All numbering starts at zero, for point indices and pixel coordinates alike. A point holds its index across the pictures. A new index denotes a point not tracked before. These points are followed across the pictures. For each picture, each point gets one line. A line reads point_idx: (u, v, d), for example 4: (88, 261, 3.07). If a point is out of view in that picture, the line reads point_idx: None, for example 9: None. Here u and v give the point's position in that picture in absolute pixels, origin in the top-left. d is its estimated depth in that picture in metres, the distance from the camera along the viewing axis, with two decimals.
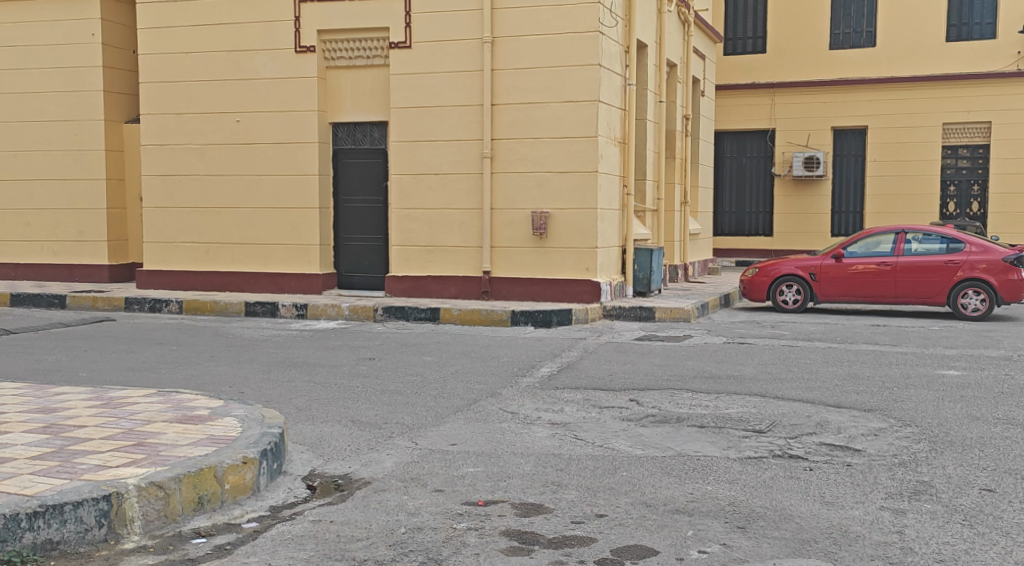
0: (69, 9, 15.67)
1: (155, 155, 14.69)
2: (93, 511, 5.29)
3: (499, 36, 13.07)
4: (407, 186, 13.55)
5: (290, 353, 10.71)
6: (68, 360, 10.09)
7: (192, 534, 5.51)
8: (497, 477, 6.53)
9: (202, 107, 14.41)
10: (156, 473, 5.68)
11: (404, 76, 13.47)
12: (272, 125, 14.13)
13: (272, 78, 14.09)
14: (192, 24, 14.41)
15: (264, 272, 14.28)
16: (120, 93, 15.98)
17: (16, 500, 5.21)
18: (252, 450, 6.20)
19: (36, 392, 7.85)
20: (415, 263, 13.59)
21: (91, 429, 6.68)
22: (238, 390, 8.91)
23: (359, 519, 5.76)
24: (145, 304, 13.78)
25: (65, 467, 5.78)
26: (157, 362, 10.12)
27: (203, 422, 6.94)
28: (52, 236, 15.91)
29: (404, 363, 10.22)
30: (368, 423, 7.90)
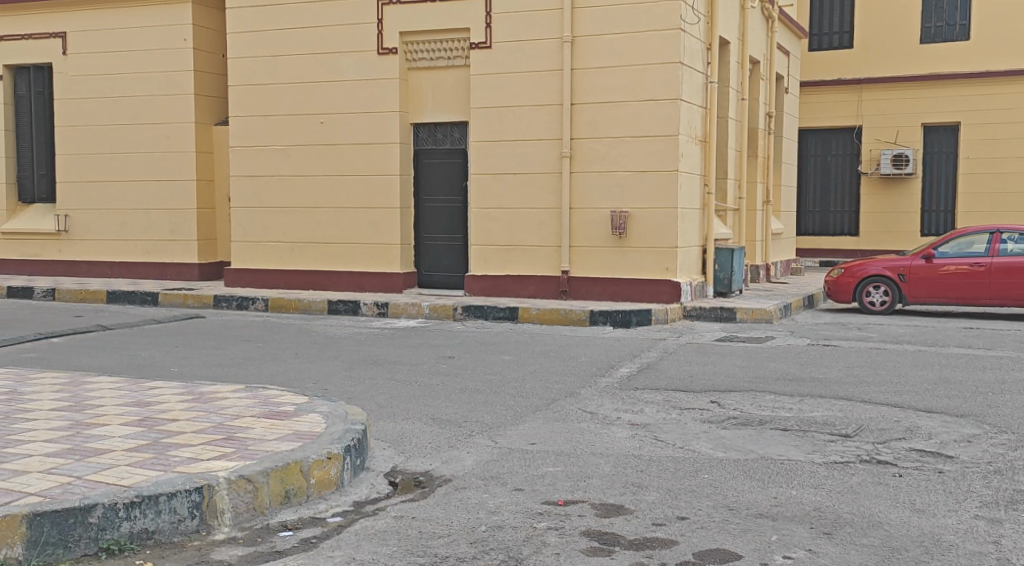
0: (162, 14, 16.07)
1: (242, 156, 14.98)
2: (186, 503, 5.41)
3: (580, 35, 13.06)
4: (487, 186, 13.61)
5: (373, 351, 10.83)
6: (161, 355, 10.35)
7: (279, 527, 5.61)
8: (576, 477, 6.53)
9: (288, 109, 14.66)
10: (245, 467, 5.80)
11: (486, 77, 13.53)
12: (355, 126, 14.30)
13: (355, 80, 14.27)
14: (278, 27, 14.66)
15: (346, 271, 14.47)
16: (210, 96, 16.34)
17: (115, 489, 5.35)
18: (337, 446, 6.29)
19: (132, 387, 8.06)
20: (495, 262, 13.64)
21: (183, 423, 6.84)
22: (323, 387, 9.04)
23: (441, 516, 5.80)
24: (233, 302, 14.05)
25: (158, 459, 5.93)
26: (245, 358, 10.32)
27: (289, 418, 7.06)
28: (144, 236, 16.34)
29: (483, 362, 10.27)
30: (448, 421, 7.96)
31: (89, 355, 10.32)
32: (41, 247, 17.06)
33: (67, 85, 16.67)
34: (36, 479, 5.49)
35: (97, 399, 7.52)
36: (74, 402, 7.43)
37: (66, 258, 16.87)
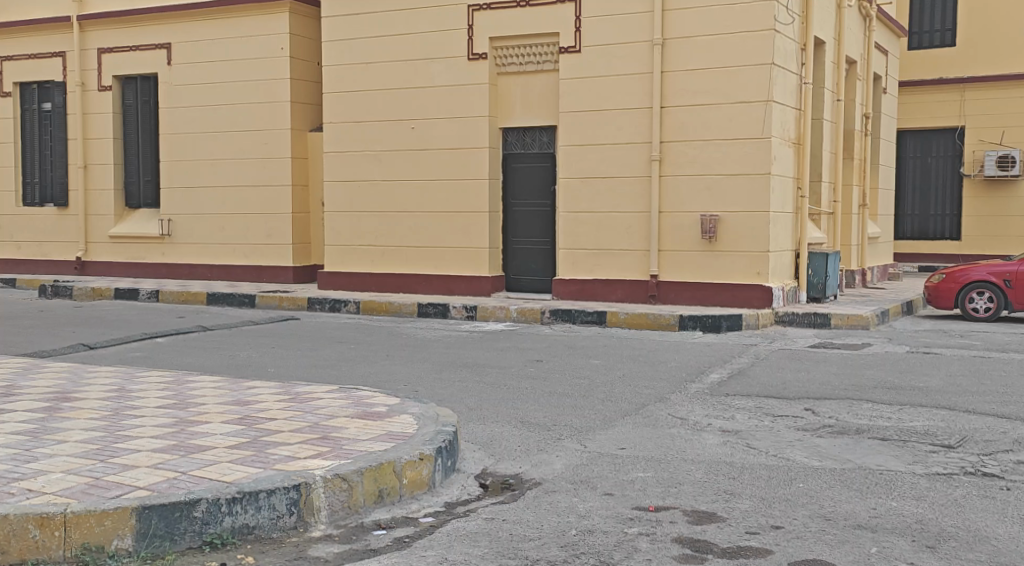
0: (261, 23, 16.42)
1: (336, 161, 15.23)
2: (284, 500, 5.49)
3: (670, 37, 12.97)
4: (576, 190, 13.61)
5: (462, 353, 10.90)
6: (258, 355, 10.56)
7: (373, 526, 5.67)
8: (667, 483, 6.47)
9: (380, 115, 14.85)
10: (340, 466, 5.88)
11: (575, 81, 13.53)
12: (445, 131, 14.41)
13: (445, 86, 14.38)
14: (371, 35, 14.86)
15: (436, 274, 14.59)
16: (306, 103, 16.62)
17: (217, 485, 5.46)
18: (428, 447, 6.34)
19: (232, 386, 8.24)
20: (583, 266, 13.64)
21: (281, 422, 6.96)
22: (412, 389, 9.12)
23: (531, 519, 5.80)
24: (326, 304, 14.26)
25: (258, 457, 6.04)
26: (338, 360, 10.47)
27: (381, 418, 7.14)
28: (242, 239, 16.71)
29: (572, 365, 10.25)
30: (537, 424, 7.96)
31: (191, 355, 10.58)
32: (145, 250, 17.58)
33: (171, 94, 17.14)
34: (144, 474, 5.64)
35: (199, 398, 7.70)
36: (179, 399, 7.63)
37: (169, 261, 17.35)
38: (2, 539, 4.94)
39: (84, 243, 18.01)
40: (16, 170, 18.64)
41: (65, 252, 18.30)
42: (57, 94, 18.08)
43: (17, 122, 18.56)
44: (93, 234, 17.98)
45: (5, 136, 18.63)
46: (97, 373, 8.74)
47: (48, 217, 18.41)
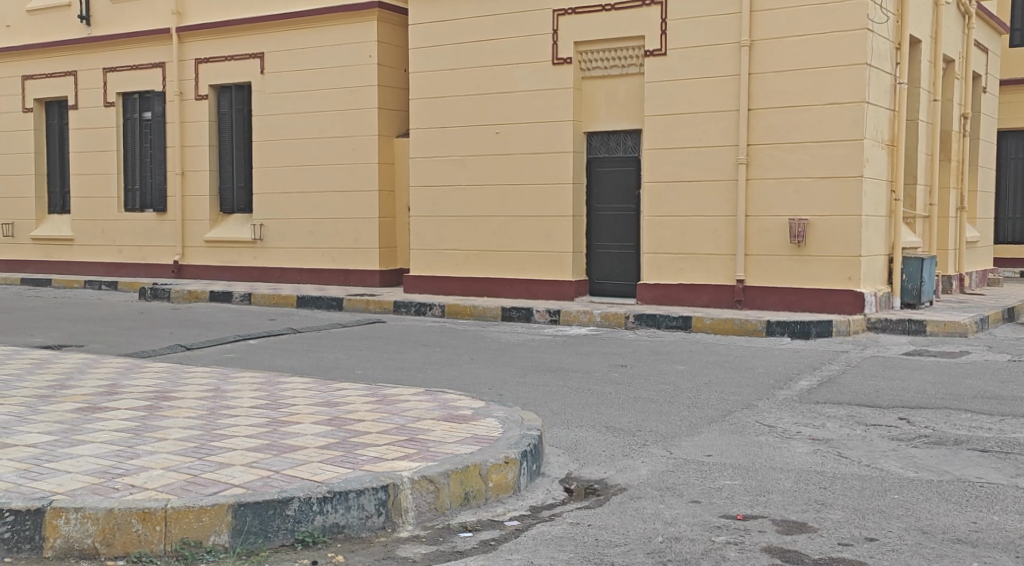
0: (349, 31, 16.62)
1: (421, 166, 15.34)
2: (372, 500, 5.52)
3: (759, 38, 12.78)
4: (660, 194, 13.50)
5: (546, 357, 10.87)
6: (346, 358, 10.68)
7: (459, 528, 5.66)
8: (755, 491, 6.35)
9: (465, 120, 14.92)
10: (427, 467, 5.89)
11: (660, 84, 13.43)
12: (529, 135, 14.40)
13: (530, 91, 14.39)
14: (457, 41, 14.94)
15: (520, 278, 14.58)
16: (392, 109, 16.76)
17: (309, 485, 5.51)
18: (513, 451, 6.31)
19: (321, 387, 8.34)
20: (668, 271, 13.51)
21: (369, 423, 7.01)
22: (497, 393, 9.11)
23: (617, 525, 5.74)
24: (412, 307, 14.38)
25: (348, 457, 6.09)
26: (423, 362, 10.53)
27: (467, 421, 7.14)
28: (330, 244, 16.92)
29: (657, 371, 10.14)
30: (622, 429, 7.89)
31: (282, 356, 10.74)
32: (238, 254, 17.91)
33: (264, 102, 17.46)
34: (239, 472, 5.72)
35: (290, 399, 7.81)
36: (271, 400, 7.73)
37: (260, 264, 17.65)
38: (107, 532, 5.06)
39: (181, 247, 18.42)
40: (118, 177, 19.20)
41: (163, 256, 18.74)
42: (157, 103, 18.63)
43: (120, 131, 19.17)
44: (189, 238, 18.39)
45: (108, 144, 19.22)
46: (194, 373, 8.92)
47: (148, 222, 18.91)
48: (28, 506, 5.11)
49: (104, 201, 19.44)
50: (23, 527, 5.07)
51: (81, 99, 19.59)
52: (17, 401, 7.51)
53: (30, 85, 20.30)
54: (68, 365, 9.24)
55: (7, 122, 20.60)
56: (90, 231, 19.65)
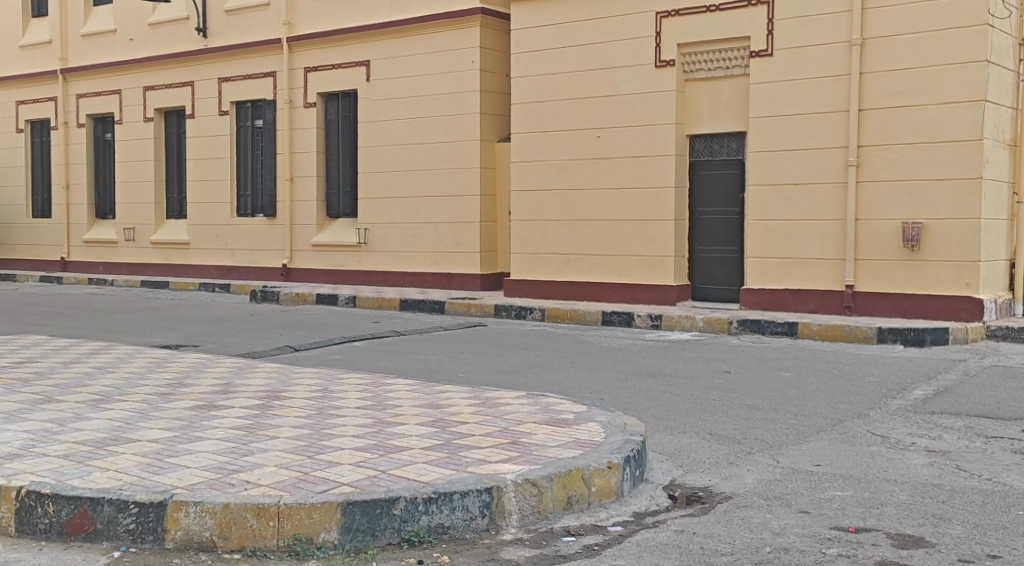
0: (452, 37, 16.71)
1: (523, 170, 15.32)
2: (477, 502, 5.47)
3: (871, 37, 12.43)
4: (766, 197, 13.23)
5: (648, 362, 10.71)
6: (448, 360, 10.69)
7: (562, 532, 5.57)
8: (868, 503, 6.12)
9: (567, 124, 14.85)
10: (530, 471, 5.81)
11: (766, 85, 13.16)
12: (632, 139, 14.26)
13: (632, 94, 14.25)
14: (559, 45, 14.88)
15: (620, 283, 14.44)
16: (494, 114, 16.75)
17: (414, 485, 5.49)
18: (616, 456, 6.20)
19: (425, 389, 8.34)
20: (773, 276, 13.23)
21: (472, 425, 6.99)
22: (598, 397, 9.00)
23: (723, 534, 5.58)
24: (512, 311, 14.37)
25: (452, 459, 6.06)
26: (524, 366, 10.48)
27: (569, 425, 7.06)
28: (433, 248, 17.01)
29: (761, 378, 9.90)
30: (726, 436, 7.70)
31: (386, 358, 10.80)
32: (343, 258, 18.15)
33: (369, 109, 17.67)
34: (347, 471, 5.74)
35: (396, 400, 7.83)
36: (377, 401, 7.77)
37: (365, 268, 17.85)
38: (224, 526, 5.12)
39: (289, 250, 18.74)
40: (230, 183, 19.65)
41: (273, 260, 19.10)
42: (269, 111, 19.05)
43: (232, 138, 19.62)
44: (297, 242, 18.71)
45: (221, 151, 19.70)
46: (303, 374, 9.03)
47: (258, 226, 19.30)
48: (151, 498, 5.20)
49: (217, 206, 19.91)
50: (147, 519, 5.16)
51: (198, 108, 20.15)
52: (139, 398, 7.69)
53: (151, 95, 20.96)
54: (185, 364, 9.45)
55: (130, 131, 21.31)
56: (204, 235, 20.15)
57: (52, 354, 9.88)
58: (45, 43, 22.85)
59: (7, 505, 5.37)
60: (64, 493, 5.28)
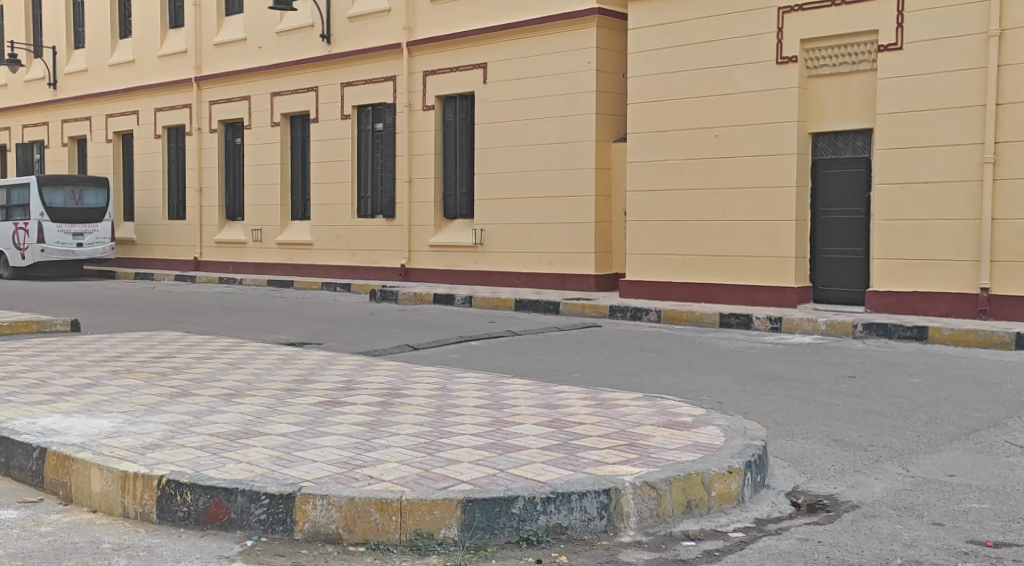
0: (569, 39, 16.71)
1: (639, 171, 15.22)
2: (595, 503, 5.44)
3: (1009, 28, 11.98)
4: (893, 196, 12.86)
5: (767, 366, 10.51)
6: (564, 361, 10.69)
7: (682, 536, 5.51)
8: (1006, 516, 5.88)
9: (684, 123, 14.69)
10: (649, 473, 5.76)
11: (894, 80, 12.79)
12: (751, 137, 14.03)
13: (751, 91, 14.02)
14: (677, 44, 14.74)
15: (738, 284, 14.23)
16: (611, 115, 16.67)
17: (533, 485, 5.50)
18: (737, 460, 6.09)
19: (541, 389, 8.35)
20: (901, 278, 12.84)
21: (590, 426, 6.97)
22: (716, 400, 8.87)
23: (850, 543, 5.44)
24: (627, 312, 14.30)
25: (570, 459, 6.05)
26: (640, 368, 10.40)
27: (687, 428, 6.98)
28: (549, 248, 17.04)
29: (890, 383, 9.61)
30: (852, 443, 7.50)
31: (502, 358, 10.85)
32: (461, 258, 18.31)
33: (487, 111, 17.80)
34: (467, 469, 5.78)
35: (513, 399, 7.87)
36: (494, 400, 7.82)
37: (482, 268, 17.99)
38: (349, 519, 5.22)
39: (408, 251, 19.02)
40: (352, 185, 20.04)
41: (392, 260, 19.40)
42: (389, 114, 19.37)
43: (353, 141, 20.02)
44: (415, 243, 18.97)
45: (343, 154, 20.12)
46: (421, 372, 9.14)
47: (378, 227, 19.63)
48: (281, 490, 5.34)
49: (340, 207, 20.32)
50: (277, 510, 5.30)
51: (321, 112, 20.62)
52: (267, 393, 7.90)
53: (277, 101, 21.54)
54: (311, 362, 9.67)
55: (257, 136, 21.94)
56: (327, 235, 20.59)
57: (187, 349, 10.23)
58: (180, 52, 23.72)
59: (148, 493, 5.54)
60: (201, 483, 5.46)
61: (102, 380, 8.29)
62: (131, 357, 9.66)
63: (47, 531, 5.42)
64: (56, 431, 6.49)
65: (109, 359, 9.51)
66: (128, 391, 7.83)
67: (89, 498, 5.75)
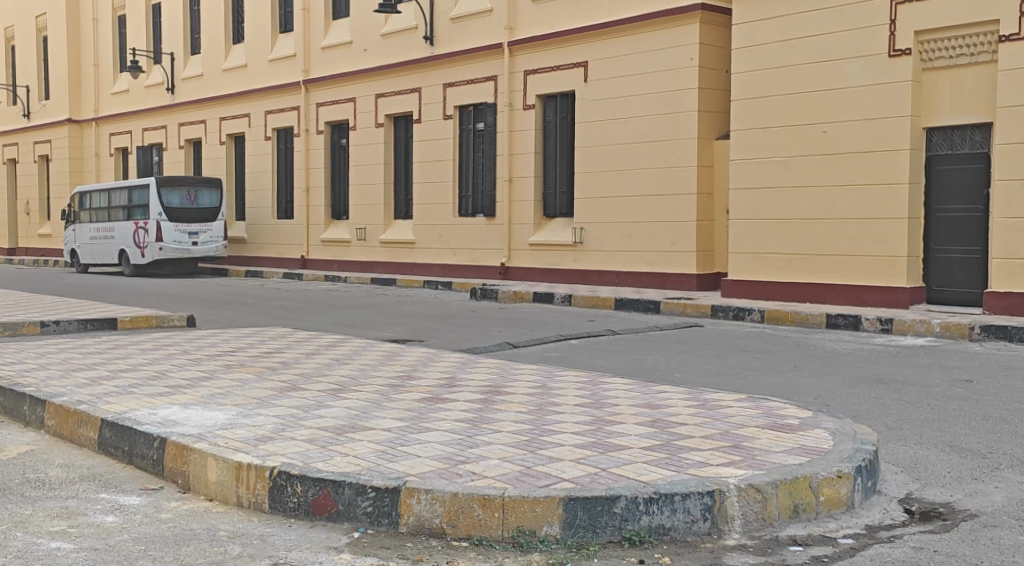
0: (672, 35, 16.54)
1: (743, 169, 15.00)
2: (698, 504, 5.35)
3: None
4: (1013, 193, 12.40)
5: (876, 368, 10.23)
6: (665, 361, 10.58)
7: (789, 541, 5.38)
8: None
9: (789, 119, 14.43)
10: (754, 476, 5.65)
11: (1015, 72, 12.35)
12: (859, 133, 13.70)
13: (861, 86, 13.68)
14: (784, 38, 14.47)
15: (847, 284, 13.91)
16: (714, 111, 16.44)
17: (635, 484, 5.44)
18: (847, 465, 5.93)
19: (643, 389, 8.28)
20: (1021, 278, 12.36)
21: (693, 426, 6.88)
22: (824, 403, 8.67)
23: (968, 553, 5.25)
24: (730, 312, 14.08)
25: (673, 460, 5.98)
26: (744, 368, 10.23)
27: (794, 431, 6.83)
28: (650, 247, 16.90)
29: (1009, 388, 9.26)
30: (970, 450, 7.24)
31: (604, 357, 10.80)
32: (561, 257, 18.29)
33: (588, 109, 17.72)
34: (569, 467, 5.76)
35: (614, 399, 7.81)
36: (595, 399, 7.77)
37: (582, 267, 17.93)
38: (453, 514, 5.25)
39: (508, 249, 19.07)
40: (453, 184, 20.19)
41: (492, 259, 19.48)
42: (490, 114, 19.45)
43: (454, 141, 20.17)
44: (515, 242, 19.01)
45: (445, 154, 20.29)
46: (523, 370, 9.14)
47: (479, 226, 19.74)
48: (387, 483, 5.39)
49: (441, 206, 20.48)
50: (383, 503, 5.36)
51: (424, 113, 20.83)
52: (373, 388, 8.00)
53: (381, 102, 21.83)
54: (414, 358, 9.76)
55: (362, 137, 22.28)
56: (429, 235, 20.78)
57: (296, 345, 10.43)
58: (290, 56, 24.21)
59: (261, 483, 5.65)
60: (311, 475, 5.54)
61: (217, 374, 8.51)
62: (243, 352, 9.89)
63: (167, 517, 5.57)
64: (175, 422, 6.67)
65: (222, 353, 9.75)
66: (240, 385, 8.02)
67: (206, 488, 5.89)
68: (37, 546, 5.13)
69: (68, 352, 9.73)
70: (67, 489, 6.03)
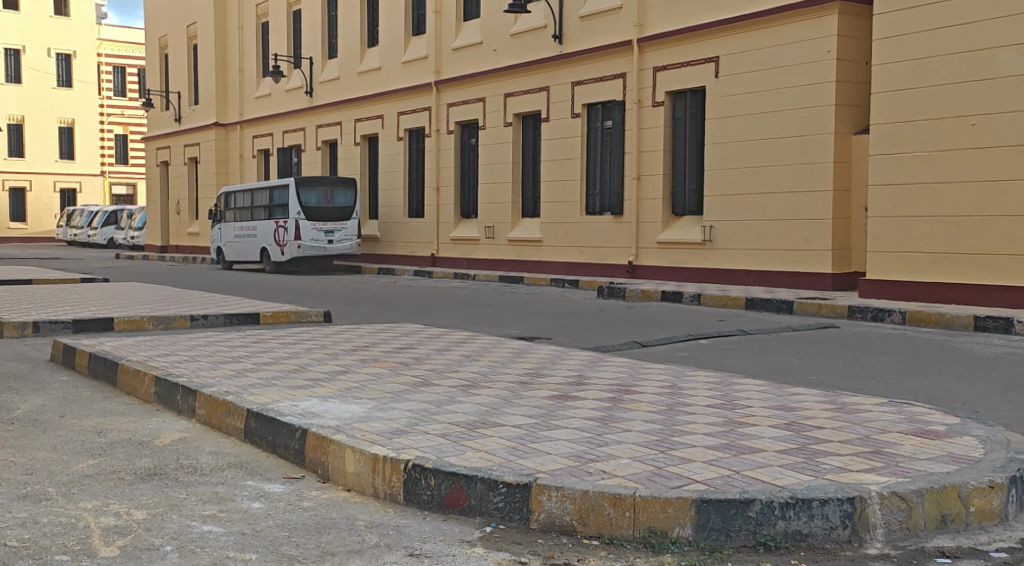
0: (808, 28, 16.09)
1: (884, 164, 14.48)
2: (838, 511, 5.14)
3: None
4: None
5: None
6: (801, 362, 10.28)
7: (936, 553, 5.12)
8: None
9: (935, 112, 13.87)
10: (898, 483, 5.38)
11: None
12: (1012, 125, 13.07)
13: (1014, 76, 13.06)
14: (929, 28, 13.93)
15: (996, 284, 13.27)
16: (854, 105, 15.92)
17: (770, 488, 5.26)
18: (1001, 475, 5.60)
19: (776, 391, 8.04)
20: None
21: (830, 430, 6.62)
22: (973, 408, 8.27)
23: None
24: (868, 313, 13.61)
25: (809, 464, 5.76)
26: (885, 371, 9.85)
27: (941, 437, 6.51)
28: (783, 246, 16.49)
29: None
30: None
31: (735, 357, 10.56)
32: (689, 256, 18.00)
33: (719, 104, 17.39)
34: (700, 468, 5.61)
35: (746, 400, 7.61)
36: (726, 400, 7.58)
37: (711, 266, 17.64)
38: (583, 512, 5.17)
39: (635, 248, 18.89)
40: (580, 182, 20.12)
41: (620, 257, 19.32)
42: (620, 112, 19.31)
43: (583, 139, 20.10)
44: (643, 240, 18.81)
45: (573, 151, 20.23)
46: (653, 370, 9.00)
47: (605, 224, 19.60)
48: (518, 479, 5.34)
49: (569, 204, 20.43)
50: (514, 499, 5.31)
51: (553, 112, 20.82)
52: (503, 385, 7.99)
53: (510, 102, 21.90)
54: (544, 356, 9.72)
55: (491, 136, 22.40)
56: (555, 234, 20.77)
57: (428, 341, 10.51)
58: (421, 58, 24.50)
59: (396, 475, 5.68)
60: (444, 468, 5.55)
61: (352, 368, 8.63)
62: (377, 347, 10.02)
63: (309, 505, 5.65)
64: (314, 414, 6.78)
65: (357, 348, 9.89)
66: (375, 379, 8.11)
67: (344, 478, 5.95)
68: (190, 528, 5.26)
69: (213, 345, 10.04)
70: (216, 475, 6.19)
